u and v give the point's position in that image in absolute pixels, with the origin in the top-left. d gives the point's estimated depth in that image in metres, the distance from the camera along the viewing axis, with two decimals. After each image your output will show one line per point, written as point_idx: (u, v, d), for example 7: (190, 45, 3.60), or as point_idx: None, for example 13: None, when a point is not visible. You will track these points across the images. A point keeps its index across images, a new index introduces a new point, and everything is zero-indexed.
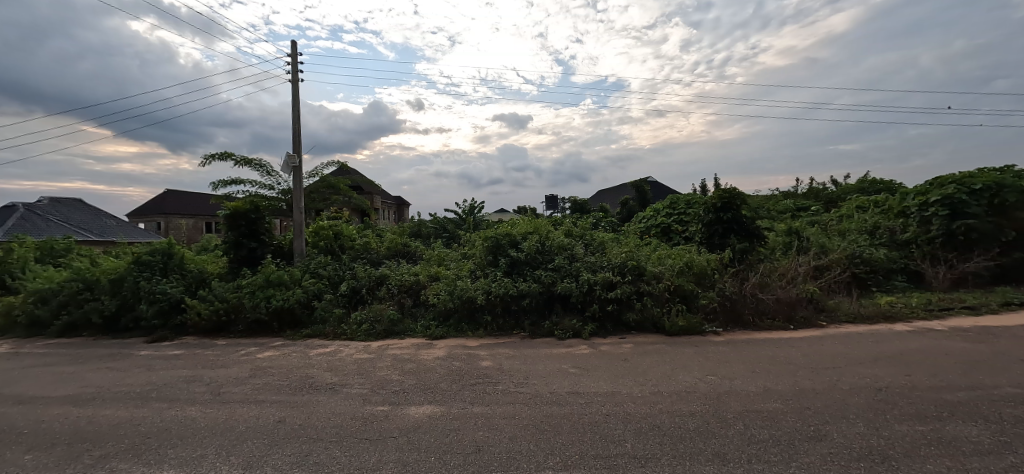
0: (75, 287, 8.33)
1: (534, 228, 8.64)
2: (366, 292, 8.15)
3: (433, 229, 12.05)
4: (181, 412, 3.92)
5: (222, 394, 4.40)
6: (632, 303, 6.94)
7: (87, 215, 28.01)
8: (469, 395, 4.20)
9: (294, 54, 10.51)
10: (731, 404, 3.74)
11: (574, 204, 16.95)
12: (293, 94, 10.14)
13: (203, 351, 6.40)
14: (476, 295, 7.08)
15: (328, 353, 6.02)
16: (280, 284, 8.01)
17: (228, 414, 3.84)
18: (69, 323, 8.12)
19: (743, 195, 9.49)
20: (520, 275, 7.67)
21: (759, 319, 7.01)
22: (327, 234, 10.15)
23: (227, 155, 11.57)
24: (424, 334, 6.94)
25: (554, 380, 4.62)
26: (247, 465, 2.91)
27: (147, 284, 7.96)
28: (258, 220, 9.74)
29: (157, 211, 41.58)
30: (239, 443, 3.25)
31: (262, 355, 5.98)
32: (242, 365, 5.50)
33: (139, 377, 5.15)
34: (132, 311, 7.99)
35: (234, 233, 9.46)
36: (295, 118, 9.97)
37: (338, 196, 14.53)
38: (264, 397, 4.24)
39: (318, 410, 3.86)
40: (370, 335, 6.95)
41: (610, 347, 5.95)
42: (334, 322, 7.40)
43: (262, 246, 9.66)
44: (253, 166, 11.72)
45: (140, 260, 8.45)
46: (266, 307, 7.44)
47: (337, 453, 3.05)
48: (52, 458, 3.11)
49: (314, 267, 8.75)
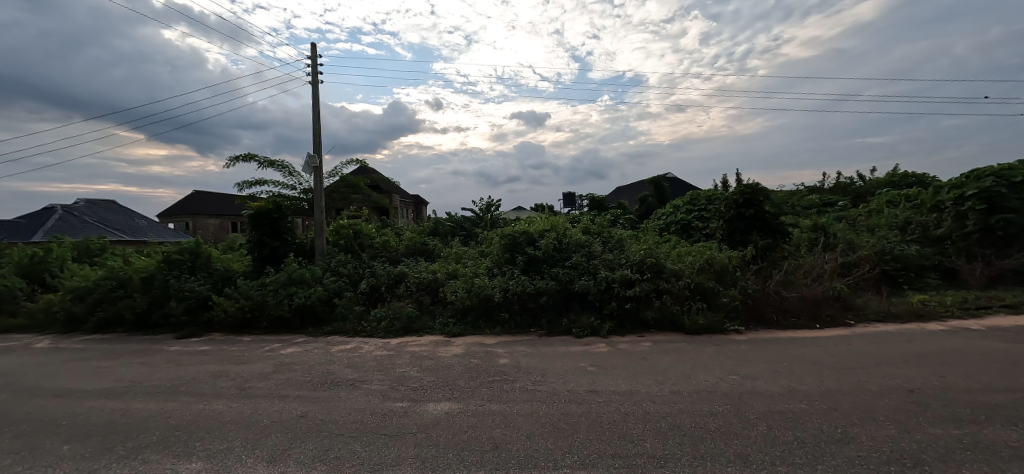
0: (109, 285, 8.67)
1: (551, 225, 8.61)
2: (386, 290, 8.25)
3: (450, 227, 12.08)
4: (209, 406, 4.05)
5: (248, 389, 4.53)
6: (651, 302, 6.84)
7: (122, 215, 29.22)
8: (486, 392, 4.22)
9: (314, 56, 10.69)
10: (753, 405, 3.65)
11: (591, 201, 16.72)
12: (314, 96, 10.33)
13: (229, 347, 6.59)
14: (493, 293, 7.09)
15: (347, 349, 6.12)
16: (302, 282, 8.19)
17: (253, 408, 3.95)
18: (104, 320, 8.48)
19: (765, 191, 9.27)
20: (537, 273, 7.64)
21: (782, 318, 6.85)
22: (346, 233, 10.32)
23: (250, 156, 11.84)
24: (442, 331, 7.01)
25: (572, 379, 4.59)
26: (272, 458, 3.00)
27: (176, 282, 8.26)
28: (281, 220, 9.96)
29: (186, 211, 43.03)
30: (263, 437, 3.34)
31: (285, 352, 6.13)
32: (266, 361, 5.64)
33: (169, 372, 5.34)
34: (162, 308, 8.29)
35: (258, 233, 9.68)
36: (316, 119, 10.15)
37: (357, 195, 14.79)
38: (288, 392, 4.35)
39: (338, 406, 3.93)
40: (389, 332, 7.05)
41: (628, 346, 5.90)
42: (354, 319, 7.53)
43: (285, 244, 9.87)
44: (276, 167, 11.99)
45: (170, 259, 8.75)
46: (289, 304, 7.63)
47: (357, 448, 3.10)
48: (88, 448, 3.26)
49: (335, 266, 8.90)
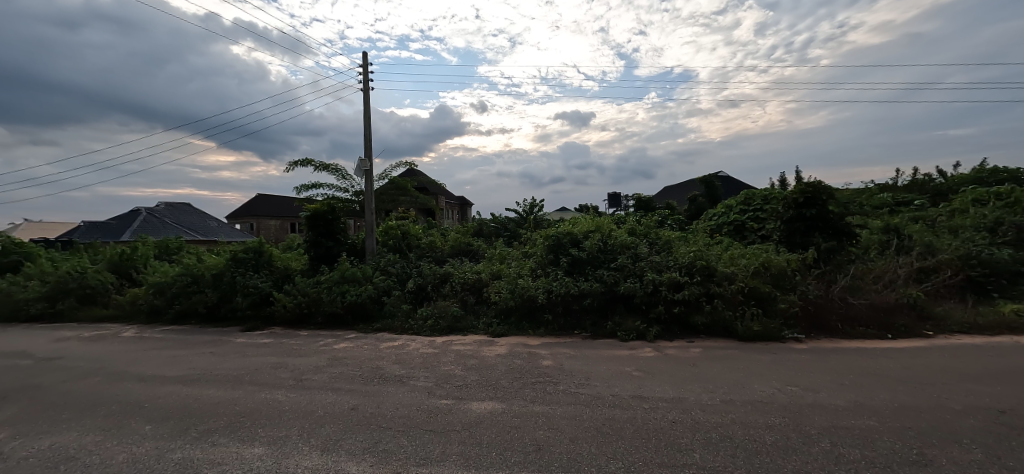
0: (184, 281, 9.49)
1: (596, 226, 8.47)
2: (431, 289, 8.46)
3: (494, 228, 12.20)
4: (270, 395, 4.33)
5: (305, 380, 4.79)
6: (701, 306, 6.56)
7: (196, 216, 31.95)
8: (529, 393, 4.22)
9: (366, 64, 11.17)
10: (815, 418, 3.40)
11: (637, 201, 16.29)
12: (365, 102, 10.79)
13: (288, 341, 7.01)
14: (537, 294, 7.07)
15: (395, 346, 6.33)
16: (354, 280, 8.57)
17: (309, 399, 4.17)
18: (181, 312, 9.30)
19: (829, 189, 8.64)
20: (581, 274, 7.54)
21: (848, 326, 6.34)
22: (395, 233, 10.69)
23: (308, 161, 12.55)
24: (486, 331, 7.08)
25: (617, 383, 4.49)
26: (325, 448, 3.15)
27: (242, 279, 8.90)
28: (334, 221, 10.48)
29: (250, 213, 46.33)
30: (318, 427, 3.52)
31: (338, 346, 6.43)
32: (321, 355, 5.95)
33: (235, 362, 5.76)
34: (229, 303, 8.97)
35: (314, 233, 10.24)
36: (367, 125, 10.59)
37: (405, 197, 15.29)
38: (340, 385, 4.56)
39: (387, 401, 4.06)
40: (435, 330, 7.22)
41: (676, 351, 5.68)
42: (402, 317, 7.77)
43: (338, 244, 10.37)
44: (330, 170, 12.63)
45: (236, 257, 9.45)
46: (342, 301, 8.01)
47: (404, 442, 3.20)
48: (166, 429, 3.57)
49: (384, 265, 9.23)
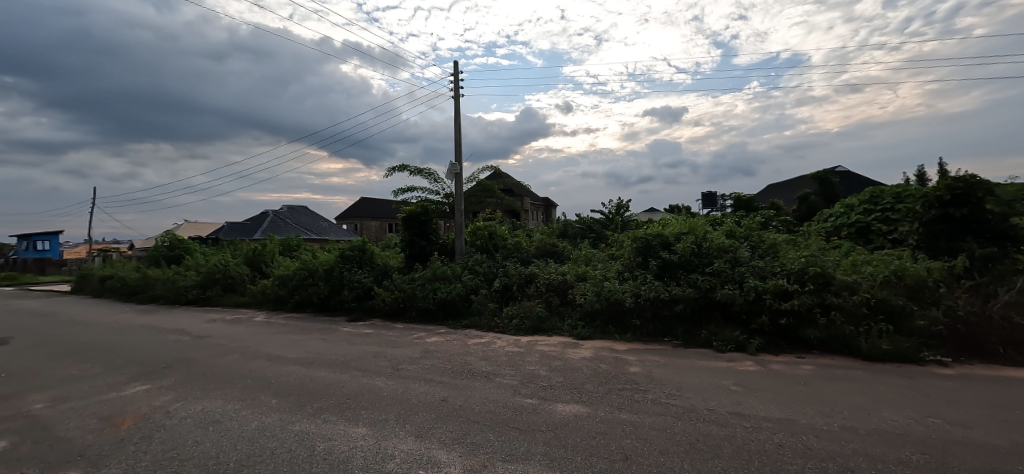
0: (302, 274, 10.77)
1: (689, 228, 7.95)
2: (517, 289, 8.60)
3: (579, 230, 12.07)
4: (372, 381, 4.73)
5: (401, 370, 5.16)
6: (814, 319, 5.83)
7: (311, 217, 36.14)
8: (615, 400, 4.09)
9: (456, 72, 11.71)
10: (968, 459, 2.83)
11: (736, 201, 14.99)
12: (456, 109, 11.32)
13: (386, 332, 7.62)
14: (624, 298, 6.84)
15: (482, 343, 6.55)
16: (444, 278, 9.04)
17: (405, 387, 4.48)
18: (299, 302, 10.58)
19: (989, 185, 7.16)
20: (672, 279, 7.12)
21: (1016, 352, 5.19)
22: (483, 234, 11.06)
23: (404, 166, 13.52)
24: (570, 333, 7.02)
25: (713, 397, 4.16)
26: (419, 434, 3.36)
27: (348, 274, 9.87)
28: (427, 222, 11.15)
29: (355, 214, 51.19)
30: (413, 414, 3.76)
31: (430, 340, 6.83)
32: (415, 347, 6.37)
33: (343, 349, 6.39)
34: (338, 295, 10.00)
35: (409, 233, 10.98)
36: (457, 130, 11.11)
37: (491, 198, 15.75)
38: (432, 377, 4.84)
39: (474, 395, 4.21)
40: (520, 330, 7.34)
41: (783, 367, 5.11)
42: (489, 315, 8.02)
43: (430, 244, 11.02)
44: (423, 174, 13.47)
45: (344, 255, 10.51)
46: (434, 297, 8.51)
47: (491, 437, 3.28)
48: (289, 404, 4.08)
49: (472, 264, 9.60)
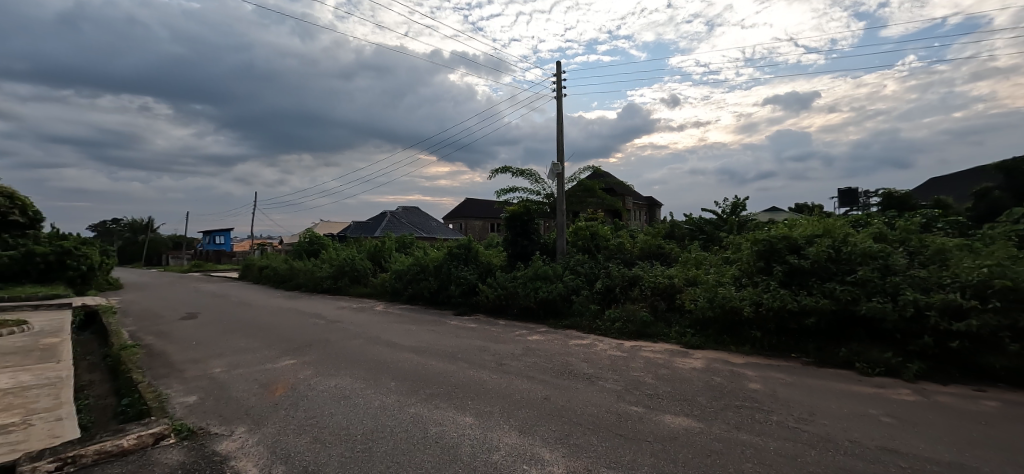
0: (415, 270, 11.73)
1: (825, 229, 6.90)
2: (619, 292, 8.32)
3: (688, 230, 11.29)
4: (478, 373, 4.95)
5: (504, 365, 5.32)
6: (1002, 344, 4.65)
7: (422, 217, 39.24)
8: (732, 417, 3.72)
9: (559, 73, 11.73)
10: None
11: (886, 198, 12.71)
12: (558, 109, 11.35)
13: (490, 327, 7.93)
14: (742, 307, 6.21)
15: (583, 345, 6.47)
16: (545, 277, 9.12)
17: (509, 382, 4.61)
18: (412, 295, 11.55)
19: None
20: (802, 287, 6.26)
21: None
22: (584, 234, 10.91)
23: (507, 168, 13.93)
24: (678, 340, 6.60)
25: (857, 427, 3.56)
26: (523, 429, 3.42)
27: (455, 271, 10.49)
28: (529, 222, 11.34)
29: (459, 215, 54.32)
30: (516, 409, 3.84)
31: (531, 338, 6.94)
32: (517, 344, 6.52)
33: (451, 340, 6.81)
34: (446, 290, 10.69)
35: (512, 232, 11.28)
36: (559, 130, 11.13)
37: (592, 198, 15.49)
38: (534, 374, 4.90)
39: (577, 396, 4.17)
40: (622, 334, 7.10)
41: (956, 400, 4.18)
42: (590, 316, 7.90)
43: (532, 243, 11.21)
44: (525, 175, 13.75)
45: (452, 252, 11.19)
46: (535, 296, 8.64)
47: (594, 441, 3.21)
48: (405, 388, 4.46)
49: (573, 264, 9.53)
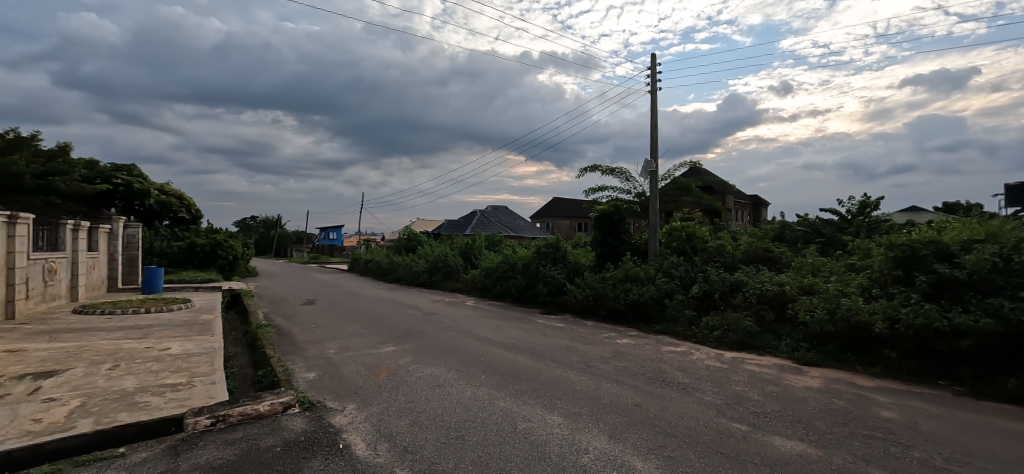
0: (504, 267, 12.05)
1: (992, 233, 5.63)
2: (719, 298, 7.71)
3: (802, 233, 10.12)
4: (565, 373, 4.93)
5: (592, 367, 5.23)
6: None
7: (510, 216, 40.17)
8: (859, 448, 3.23)
9: (653, 66, 11.19)
10: None
11: None
12: (652, 104, 10.84)
13: (577, 328, 7.86)
14: (872, 322, 5.38)
15: (678, 352, 6.11)
16: (636, 279, 8.81)
17: (598, 385, 4.52)
18: (500, 292, 11.90)
19: None
20: (956, 303, 5.19)
21: None
22: (679, 235, 10.28)
23: (596, 166, 13.66)
24: (789, 355, 5.93)
25: None
26: (612, 434, 3.33)
27: (543, 269, 10.58)
28: (620, 221, 11.01)
29: (546, 214, 54.66)
30: (606, 413, 3.75)
31: (620, 341, 6.74)
32: (606, 346, 6.37)
33: (539, 338, 6.88)
34: (533, 288, 10.84)
35: (601, 232, 11.05)
36: (653, 126, 10.63)
37: (687, 197, 14.54)
38: (624, 379, 4.74)
39: (671, 406, 3.95)
40: (722, 343, 6.58)
41: None
42: (685, 323, 7.45)
43: (622, 244, 10.89)
44: (615, 174, 13.37)
45: (540, 251, 11.29)
46: (625, 299, 8.38)
47: (691, 455, 3.01)
48: (495, 381, 4.59)
49: (667, 267, 9.05)
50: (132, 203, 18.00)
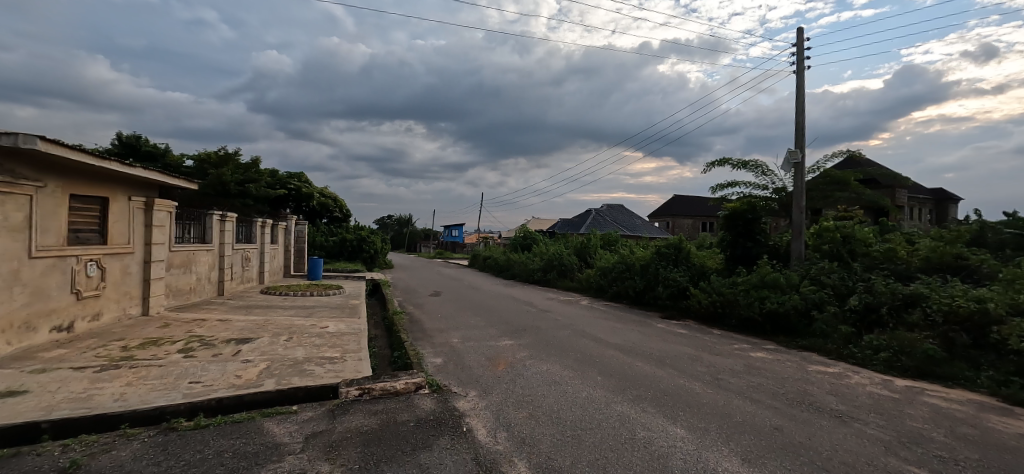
0: (620, 267, 11.71)
1: None
2: (888, 313, 6.42)
3: (1016, 237, 7.87)
4: (689, 384, 4.58)
5: (721, 380, 4.77)
6: None
7: (627, 215, 38.77)
8: None
9: (800, 42, 9.75)
10: None
11: None
12: (798, 86, 9.47)
13: (702, 336, 7.26)
14: None
15: (829, 373, 5.25)
16: (775, 286, 7.81)
17: (728, 401, 4.11)
18: (617, 292, 11.62)
19: None
20: None
21: None
22: (832, 236, 8.69)
23: (726, 160, 12.41)
24: (994, 391, 4.67)
25: None
26: (746, 457, 2.99)
27: (664, 271, 10.03)
28: (755, 220, 9.84)
29: (665, 213, 51.55)
30: (737, 433, 3.39)
31: (754, 355, 6.04)
32: (736, 359, 5.76)
33: (658, 344, 6.51)
34: (652, 291, 10.37)
35: (731, 233, 10.02)
36: (799, 112, 9.27)
37: (844, 192, 12.35)
38: (760, 398, 4.23)
39: (820, 435, 3.40)
40: (892, 368, 5.46)
41: None
42: (839, 341, 6.36)
43: (758, 246, 9.75)
44: (749, 167, 12.00)
45: (661, 252, 10.70)
46: (760, 308, 7.51)
47: None
48: (612, 385, 4.48)
49: (815, 273, 7.84)
50: (301, 204, 21.69)
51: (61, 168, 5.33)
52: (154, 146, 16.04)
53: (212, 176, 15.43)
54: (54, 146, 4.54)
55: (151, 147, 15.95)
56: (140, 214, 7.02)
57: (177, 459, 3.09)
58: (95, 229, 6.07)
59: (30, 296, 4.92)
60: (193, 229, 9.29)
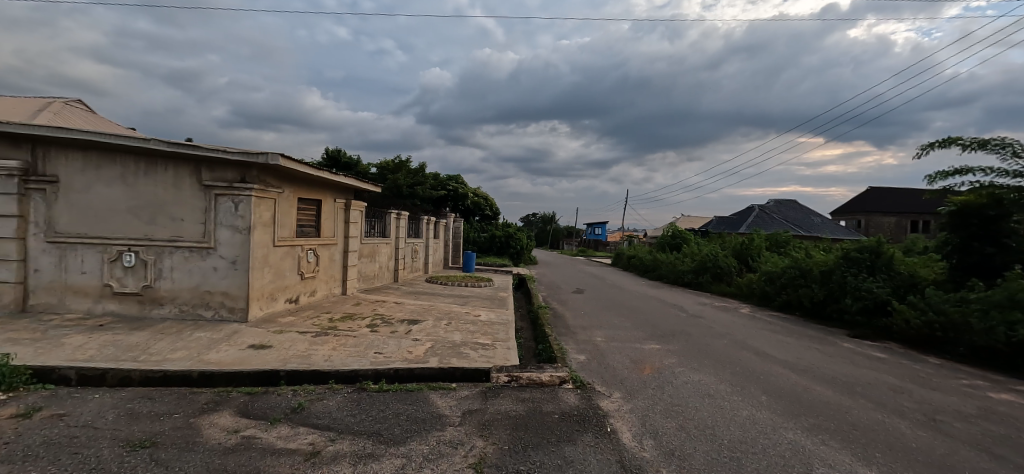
0: (793, 273, 10.11)
1: None
2: None
3: None
4: (890, 420, 3.72)
5: (940, 422, 3.75)
6: None
7: (802, 212, 33.09)
8: None
9: None
10: None
11: None
12: None
13: (909, 363, 5.81)
14: None
15: None
16: None
17: (951, 450, 3.21)
18: (787, 302, 10.09)
19: None
20: None
21: None
22: None
23: (953, 140, 9.58)
24: None
25: None
26: None
27: (853, 280, 8.32)
28: (1000, 219, 7.21)
29: (856, 209, 42.44)
30: None
31: (995, 396, 4.59)
32: (965, 398, 4.45)
33: (844, 367, 5.43)
34: (837, 303, 8.72)
35: (961, 234, 7.67)
36: None
37: None
38: (1006, 454, 3.19)
39: None
40: None
41: None
42: None
43: (1006, 251, 7.25)
44: (990, 147, 9.05)
45: (849, 256, 8.82)
46: (1006, 336, 5.62)
47: None
48: (780, 407, 3.90)
49: None
50: (458, 203, 24.25)
51: (294, 178, 6.93)
52: (350, 158, 19.72)
53: (390, 183, 18.46)
54: (289, 161, 5.92)
55: (348, 158, 19.64)
56: (342, 213, 8.73)
57: (367, 414, 3.77)
58: (313, 225, 7.75)
59: (274, 275, 6.55)
60: (377, 225, 11.14)
